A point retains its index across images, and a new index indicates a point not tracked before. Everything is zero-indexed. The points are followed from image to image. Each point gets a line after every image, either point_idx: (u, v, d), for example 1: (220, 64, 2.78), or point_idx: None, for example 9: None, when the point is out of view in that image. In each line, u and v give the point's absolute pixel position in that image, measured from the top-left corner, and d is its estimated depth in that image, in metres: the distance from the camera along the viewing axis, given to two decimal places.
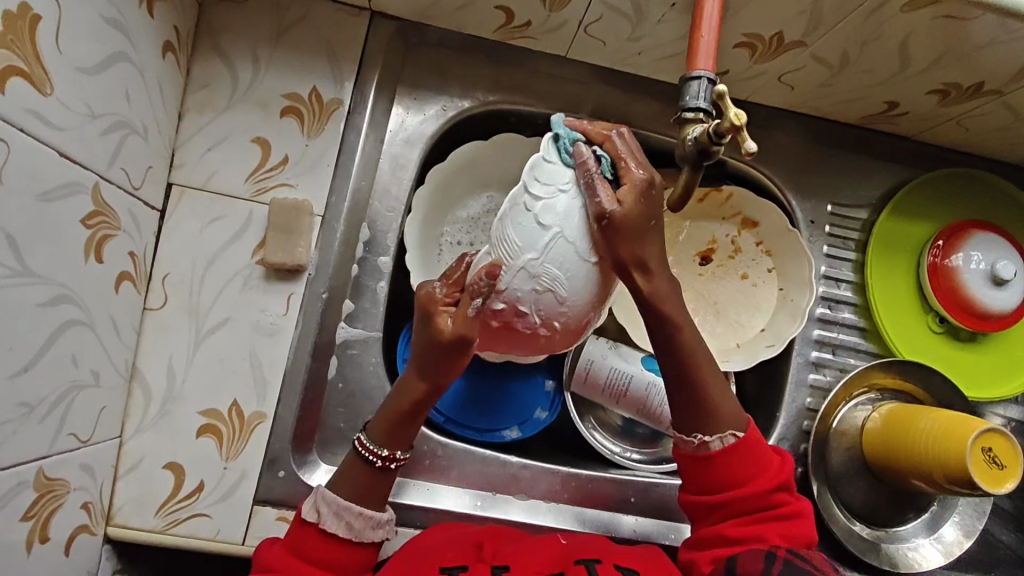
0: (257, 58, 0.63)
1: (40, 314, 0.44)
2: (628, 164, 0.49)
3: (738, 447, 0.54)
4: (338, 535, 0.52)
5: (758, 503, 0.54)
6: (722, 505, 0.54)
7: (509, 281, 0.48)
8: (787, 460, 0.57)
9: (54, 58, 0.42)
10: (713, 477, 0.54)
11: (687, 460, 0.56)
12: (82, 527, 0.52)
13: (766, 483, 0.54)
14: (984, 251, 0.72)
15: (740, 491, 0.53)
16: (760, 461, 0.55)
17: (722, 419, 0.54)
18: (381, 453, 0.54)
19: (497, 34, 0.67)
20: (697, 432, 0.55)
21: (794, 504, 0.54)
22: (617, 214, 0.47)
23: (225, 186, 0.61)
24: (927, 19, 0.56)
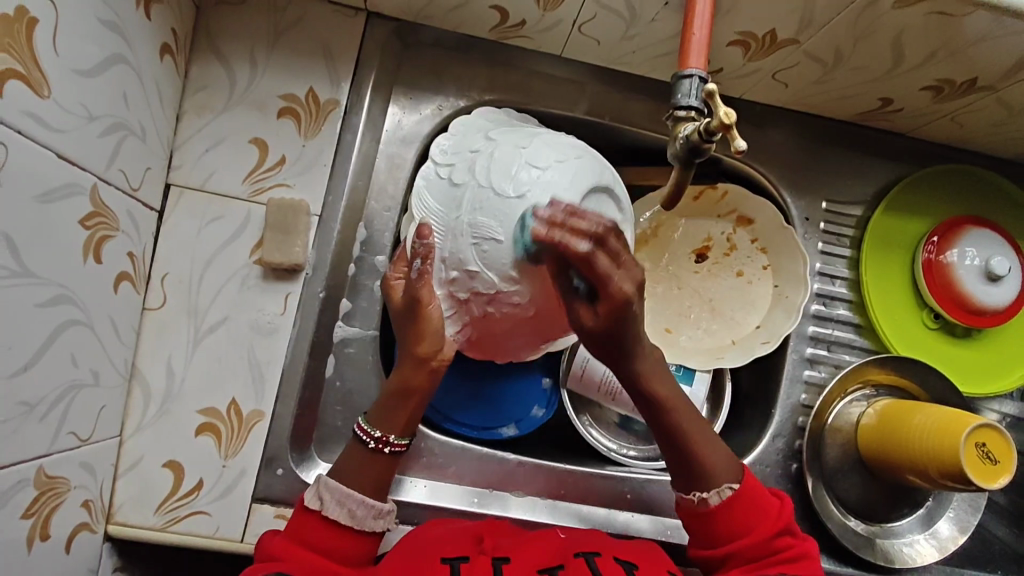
0: (254, 60, 0.63)
1: (40, 313, 0.44)
2: (615, 274, 0.45)
3: (736, 498, 0.56)
4: (340, 522, 0.53)
5: (761, 549, 0.54)
6: (728, 556, 0.55)
7: (446, 245, 0.52)
8: (788, 503, 0.58)
9: (51, 61, 0.43)
10: (716, 531, 0.56)
11: (689, 520, 0.58)
12: (83, 524, 0.53)
13: (768, 530, 0.55)
14: (979, 246, 0.72)
15: (742, 541, 0.55)
16: (760, 510, 0.56)
17: (715, 475, 0.56)
18: (374, 433, 0.55)
19: (493, 34, 0.67)
20: (695, 490, 0.57)
21: (796, 546, 0.55)
22: (623, 306, 0.46)
23: (223, 186, 0.61)
24: (921, 16, 0.56)
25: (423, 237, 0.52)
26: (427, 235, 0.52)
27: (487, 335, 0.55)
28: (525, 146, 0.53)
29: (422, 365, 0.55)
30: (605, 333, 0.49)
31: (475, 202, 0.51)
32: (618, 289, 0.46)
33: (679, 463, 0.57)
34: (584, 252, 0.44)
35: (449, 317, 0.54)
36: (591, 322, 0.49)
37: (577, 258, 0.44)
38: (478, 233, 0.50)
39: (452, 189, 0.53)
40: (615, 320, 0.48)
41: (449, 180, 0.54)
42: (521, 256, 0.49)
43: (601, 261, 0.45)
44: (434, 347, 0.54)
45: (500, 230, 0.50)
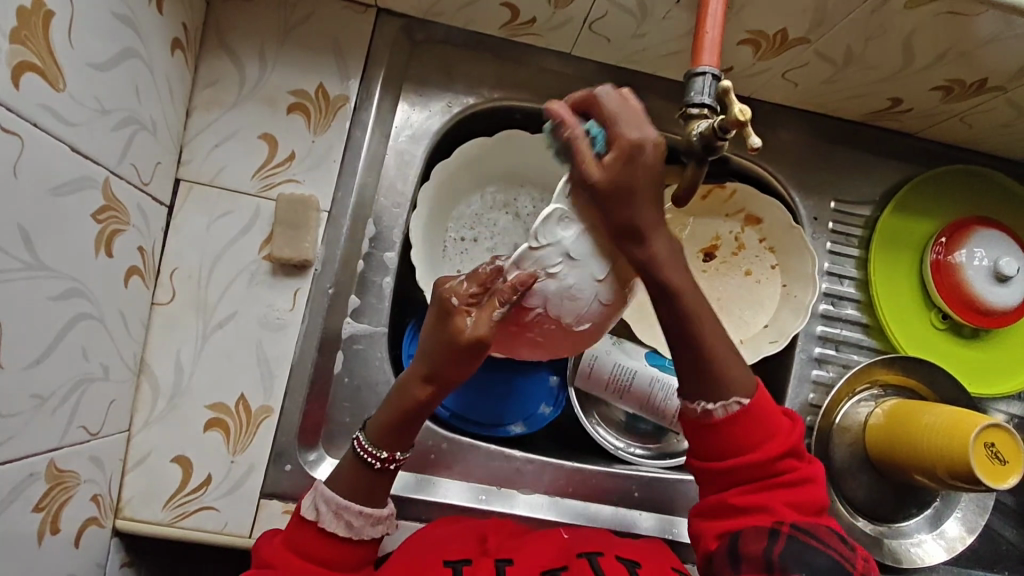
0: (264, 55, 0.63)
1: (53, 307, 0.44)
2: (618, 120, 0.45)
3: (741, 415, 0.53)
4: (337, 535, 0.53)
5: (766, 469, 0.53)
6: (727, 470, 0.54)
7: (538, 298, 0.46)
8: (798, 425, 0.57)
9: (66, 54, 0.43)
10: (720, 442, 0.54)
11: (692, 427, 0.55)
12: (92, 519, 0.53)
13: (775, 450, 0.53)
14: (988, 247, 0.72)
15: (746, 458, 0.53)
16: (768, 428, 0.54)
17: (728, 385, 0.53)
18: (378, 454, 0.54)
19: (503, 31, 0.67)
20: (700, 400, 0.53)
21: (802, 470, 0.54)
22: (631, 153, 0.45)
23: (232, 182, 0.61)
24: (931, 16, 0.56)
25: (523, 282, 0.45)
26: (524, 279, 0.45)
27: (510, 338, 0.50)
28: None
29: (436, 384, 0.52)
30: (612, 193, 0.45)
31: None
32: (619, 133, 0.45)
33: (691, 375, 0.53)
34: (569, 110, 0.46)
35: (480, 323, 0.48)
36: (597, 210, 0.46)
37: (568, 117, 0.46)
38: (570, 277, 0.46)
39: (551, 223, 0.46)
40: (621, 178, 0.45)
41: None
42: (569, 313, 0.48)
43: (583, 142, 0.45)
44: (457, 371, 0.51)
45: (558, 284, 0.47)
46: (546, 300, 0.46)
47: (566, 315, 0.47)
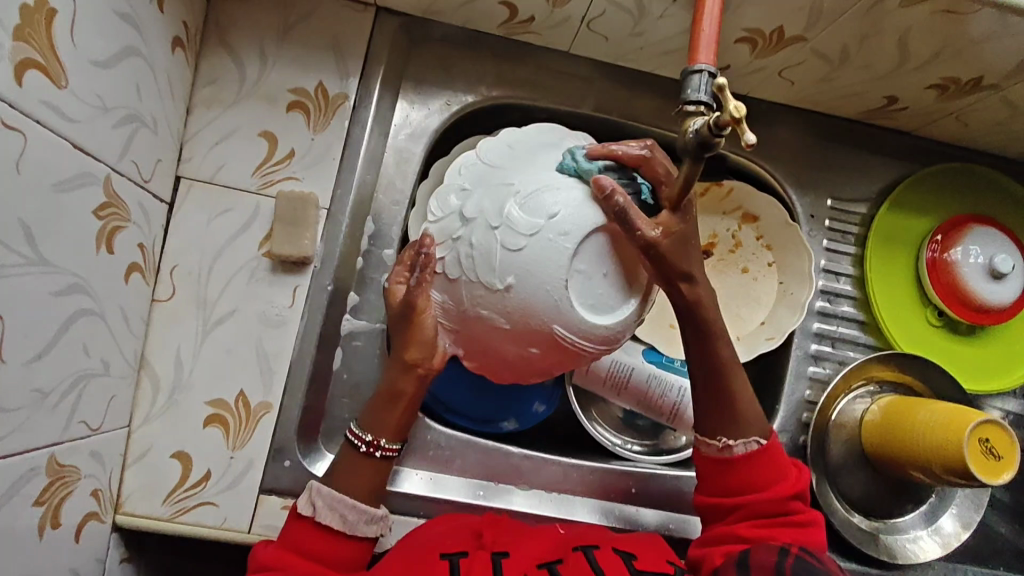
0: (264, 54, 0.63)
1: (54, 302, 0.45)
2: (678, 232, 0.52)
3: (759, 453, 0.57)
4: (333, 528, 0.53)
5: (777, 507, 0.56)
6: (738, 506, 0.57)
7: (453, 266, 0.51)
8: (805, 472, 0.60)
9: (69, 52, 0.43)
10: (735, 478, 0.57)
11: (708, 463, 0.58)
12: (92, 513, 0.53)
13: (786, 490, 0.57)
14: (983, 244, 0.73)
15: (759, 494, 0.56)
16: (781, 468, 0.58)
17: (747, 427, 0.57)
18: (365, 437, 0.56)
19: (501, 29, 0.68)
20: (722, 435, 0.57)
21: (806, 512, 0.57)
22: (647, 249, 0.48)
23: (232, 179, 0.62)
24: (927, 14, 0.57)
25: (426, 247, 0.52)
26: (429, 245, 0.52)
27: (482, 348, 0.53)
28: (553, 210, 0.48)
29: (410, 371, 0.56)
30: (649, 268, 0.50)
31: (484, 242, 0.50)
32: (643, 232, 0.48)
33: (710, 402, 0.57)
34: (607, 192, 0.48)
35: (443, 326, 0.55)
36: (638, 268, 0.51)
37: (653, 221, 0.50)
38: (470, 239, 0.50)
39: (454, 197, 0.53)
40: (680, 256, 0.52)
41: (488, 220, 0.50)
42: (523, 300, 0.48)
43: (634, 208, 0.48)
44: (424, 354, 0.55)
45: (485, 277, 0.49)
46: (449, 254, 0.51)
47: (479, 274, 0.49)
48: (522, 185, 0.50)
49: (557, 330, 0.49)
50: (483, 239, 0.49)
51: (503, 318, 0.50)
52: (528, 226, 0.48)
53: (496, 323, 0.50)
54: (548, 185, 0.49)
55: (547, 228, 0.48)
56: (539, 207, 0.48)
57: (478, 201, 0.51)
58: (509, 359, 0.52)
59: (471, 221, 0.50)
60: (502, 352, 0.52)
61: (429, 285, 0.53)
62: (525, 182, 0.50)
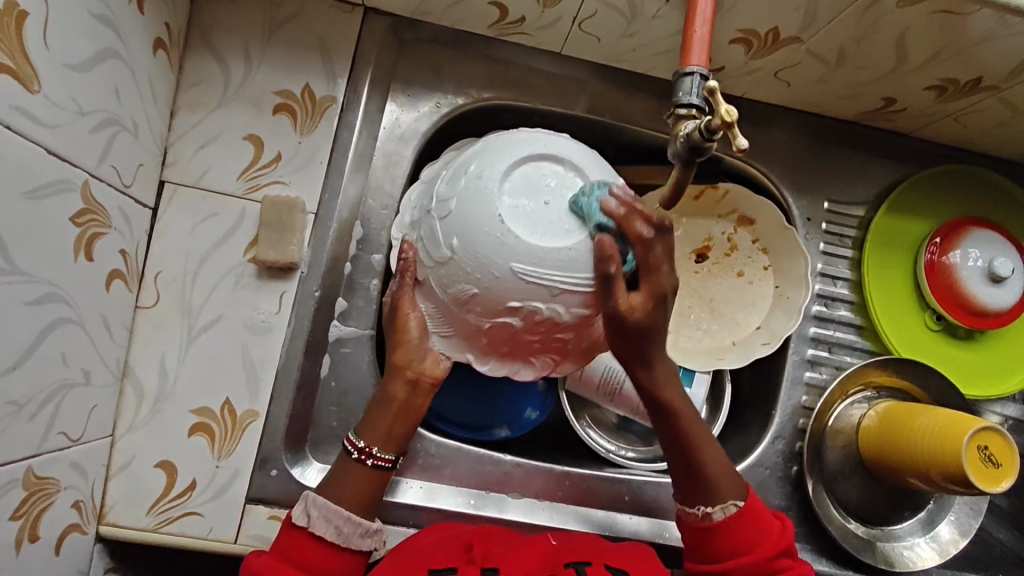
0: (249, 56, 0.62)
1: (29, 311, 0.43)
2: (666, 265, 0.49)
3: (739, 516, 0.55)
4: (327, 539, 0.52)
5: (763, 570, 0.54)
6: (725, 574, 0.54)
7: (421, 269, 0.53)
8: (788, 524, 0.58)
9: (41, 55, 0.42)
10: (719, 545, 0.55)
11: (690, 531, 0.57)
12: (74, 525, 0.52)
13: (771, 548, 0.54)
14: (982, 248, 0.72)
15: (746, 558, 0.54)
16: (763, 526, 0.55)
17: (719, 491, 0.56)
18: (358, 443, 0.55)
19: (491, 30, 0.67)
20: (699, 504, 0.56)
21: (796, 570, 0.55)
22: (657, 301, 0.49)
23: (217, 184, 0.61)
24: (924, 14, 0.56)
25: (403, 252, 0.54)
26: (408, 248, 0.54)
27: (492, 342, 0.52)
28: (482, 172, 0.49)
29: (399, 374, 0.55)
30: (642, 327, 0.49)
31: (429, 227, 0.52)
32: (658, 279, 0.49)
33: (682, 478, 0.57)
34: (644, 236, 0.47)
35: (433, 329, 0.55)
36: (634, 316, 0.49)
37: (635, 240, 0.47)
38: (422, 232, 0.53)
39: (410, 216, 0.57)
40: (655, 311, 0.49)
41: (430, 209, 0.53)
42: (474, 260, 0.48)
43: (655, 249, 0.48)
44: (411, 356, 0.55)
45: (442, 250, 0.50)
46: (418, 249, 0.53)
47: (432, 255, 0.51)
48: (449, 169, 0.54)
49: (517, 267, 0.47)
50: (428, 225, 0.52)
51: (466, 283, 0.49)
52: (451, 191, 0.51)
53: (466, 292, 0.49)
54: (465, 157, 0.53)
55: (467, 183, 0.50)
56: (460, 173, 0.51)
57: (423, 200, 0.55)
58: (504, 332, 0.50)
59: (418, 220, 0.54)
60: (494, 327, 0.50)
61: (411, 290, 0.54)
62: (450, 167, 0.54)
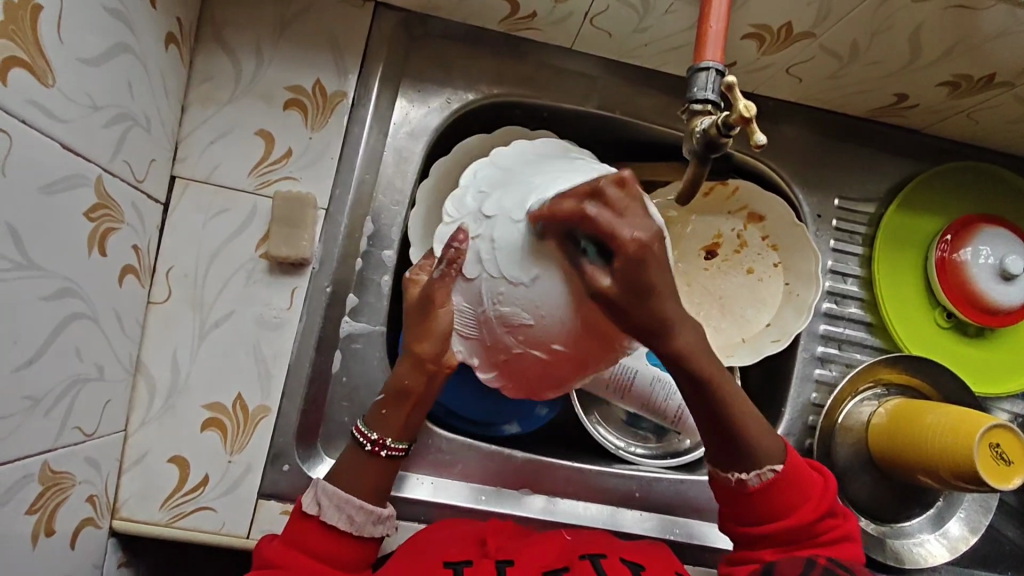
0: (260, 51, 0.62)
1: (45, 306, 0.43)
2: (622, 222, 0.41)
3: (776, 481, 0.55)
4: (338, 527, 0.53)
5: (803, 532, 0.55)
6: (764, 536, 0.55)
7: (473, 266, 0.49)
8: (829, 480, 0.58)
9: (56, 50, 0.42)
10: (760, 509, 0.55)
11: (725, 494, 0.57)
12: (88, 519, 0.52)
13: (813, 510, 0.55)
14: (993, 245, 0.71)
15: (786, 520, 0.55)
16: (805, 489, 0.56)
17: (757, 458, 0.54)
18: (371, 435, 0.55)
19: (502, 26, 0.66)
20: (734, 469, 0.55)
21: (841, 527, 0.56)
22: (639, 258, 0.41)
23: (228, 179, 0.61)
24: (938, 10, 0.55)
25: (458, 241, 0.50)
26: (463, 239, 0.50)
27: (500, 359, 0.51)
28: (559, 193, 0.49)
29: (415, 367, 0.55)
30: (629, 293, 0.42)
31: (496, 231, 0.48)
32: (630, 237, 0.41)
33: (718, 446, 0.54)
34: (578, 209, 0.42)
35: (460, 333, 0.53)
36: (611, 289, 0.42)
37: (577, 218, 0.42)
38: (492, 234, 0.48)
39: (471, 197, 0.52)
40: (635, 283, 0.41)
41: (499, 211, 0.48)
42: (549, 293, 0.46)
43: (602, 215, 0.41)
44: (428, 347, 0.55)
45: (520, 269, 0.46)
46: (489, 245, 0.48)
47: (502, 267, 0.47)
48: (553, 181, 0.47)
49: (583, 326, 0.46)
50: (502, 230, 0.48)
51: (525, 313, 0.47)
52: (553, 220, 0.45)
53: (519, 320, 0.47)
54: (574, 181, 0.47)
55: None
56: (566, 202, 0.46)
57: (475, 199, 0.52)
58: (529, 364, 0.49)
59: (493, 218, 0.48)
60: (525, 355, 0.49)
61: (453, 281, 0.51)
62: (556, 180, 0.47)
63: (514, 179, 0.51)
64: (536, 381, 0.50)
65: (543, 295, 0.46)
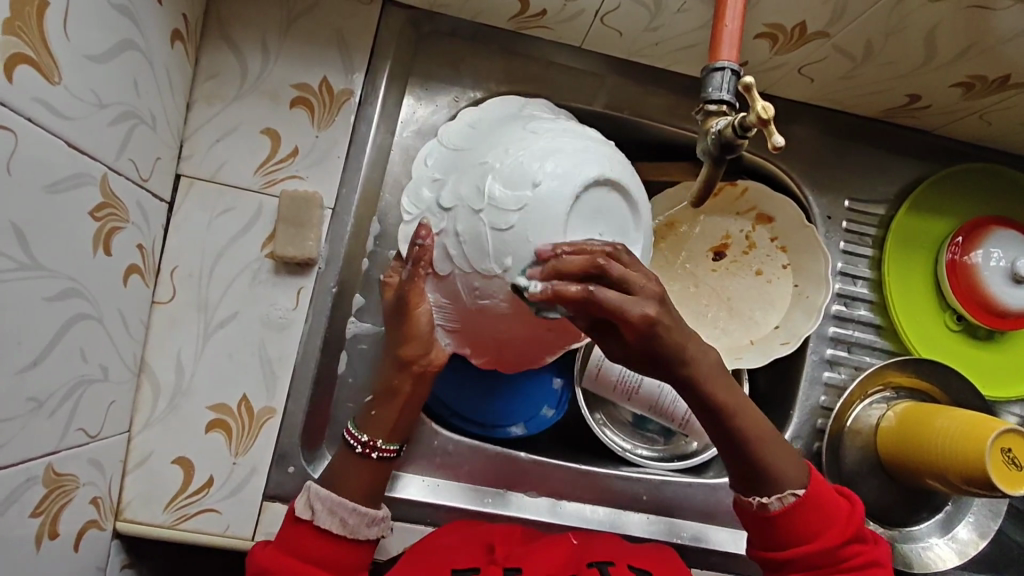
0: (266, 48, 0.61)
1: (49, 307, 0.43)
2: (639, 286, 0.44)
3: (798, 506, 0.54)
4: (331, 531, 0.52)
5: (829, 558, 0.54)
6: (792, 560, 0.54)
7: (443, 261, 0.51)
8: (857, 505, 0.57)
9: (62, 46, 0.41)
10: (784, 533, 0.55)
11: (748, 519, 0.57)
12: (92, 521, 0.52)
13: (838, 534, 0.54)
14: (1005, 248, 0.71)
15: (813, 545, 0.54)
16: (829, 513, 0.55)
17: (782, 483, 0.54)
18: (361, 437, 0.55)
19: (511, 23, 0.66)
20: (756, 494, 0.55)
21: (866, 553, 0.55)
22: (648, 330, 0.44)
23: (234, 178, 0.60)
24: (954, 10, 0.55)
25: (421, 238, 0.51)
26: (427, 235, 0.51)
27: (476, 337, 0.54)
28: (539, 180, 0.48)
29: (420, 368, 0.55)
30: (641, 349, 0.47)
31: (465, 224, 0.50)
32: (638, 313, 0.44)
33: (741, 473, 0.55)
34: (584, 293, 0.43)
35: (438, 322, 0.54)
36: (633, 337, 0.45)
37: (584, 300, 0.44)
38: (455, 229, 0.50)
39: (427, 189, 0.54)
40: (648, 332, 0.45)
41: (470, 205, 0.50)
42: (521, 279, 0.48)
43: (611, 294, 0.43)
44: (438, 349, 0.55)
45: (495, 262, 0.48)
46: (456, 243, 0.50)
47: (472, 262, 0.49)
48: (501, 162, 0.50)
49: (564, 304, 0.49)
50: (468, 225, 0.49)
51: (507, 302, 0.50)
52: (514, 201, 0.48)
53: (501, 309, 0.50)
54: (525, 152, 0.50)
55: (531, 197, 0.48)
56: (524, 179, 0.48)
57: (455, 186, 0.52)
58: (516, 340, 0.53)
59: (453, 210, 0.51)
60: (510, 335, 0.52)
61: (423, 280, 0.53)
62: (503, 158, 0.50)
63: (496, 163, 0.50)
64: (514, 347, 0.54)
65: (519, 283, 0.48)
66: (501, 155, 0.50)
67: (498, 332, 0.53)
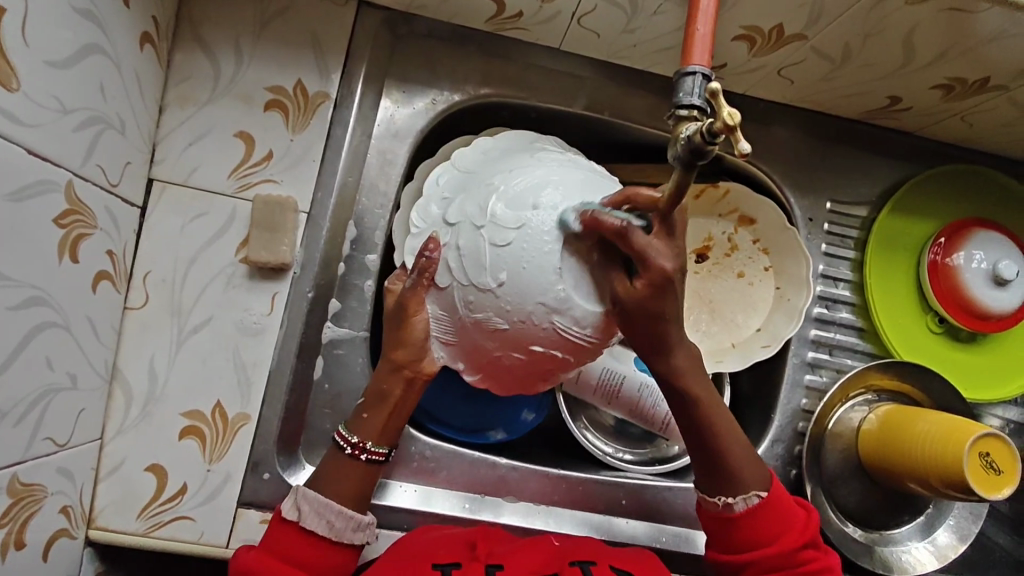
0: (240, 50, 0.61)
1: (11, 317, 0.42)
2: (655, 248, 0.44)
3: (760, 508, 0.55)
4: (318, 533, 0.51)
5: (783, 562, 0.54)
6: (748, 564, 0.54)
7: (444, 275, 0.51)
8: (813, 514, 0.57)
9: (21, 53, 0.40)
10: (742, 538, 0.55)
11: (709, 519, 0.56)
12: (62, 530, 0.51)
13: (794, 539, 0.54)
14: (987, 250, 0.70)
15: (768, 549, 0.54)
16: (786, 518, 0.55)
17: (745, 482, 0.54)
18: (351, 438, 0.54)
19: (489, 25, 0.65)
20: (721, 494, 0.55)
21: (820, 560, 0.54)
22: (662, 285, 0.44)
23: (207, 182, 0.59)
24: (932, 13, 0.54)
25: (429, 250, 0.51)
26: (433, 248, 0.51)
27: (478, 359, 0.52)
28: (539, 204, 0.48)
29: (395, 373, 0.55)
30: (643, 312, 0.46)
31: (469, 241, 0.50)
32: (657, 265, 0.44)
33: (709, 469, 0.55)
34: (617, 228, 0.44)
35: (437, 338, 0.54)
36: (628, 296, 0.46)
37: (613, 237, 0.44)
38: (458, 243, 0.50)
39: (436, 206, 0.55)
40: (649, 303, 0.45)
41: (473, 222, 0.50)
42: (517, 293, 0.47)
43: (638, 236, 0.44)
44: (409, 355, 0.54)
45: (494, 276, 0.48)
46: (458, 256, 0.50)
47: (471, 276, 0.49)
48: (507, 184, 0.50)
49: (559, 324, 0.47)
50: (470, 240, 0.49)
51: (501, 318, 0.48)
52: (513, 219, 0.48)
53: (496, 325, 0.49)
54: (531, 179, 0.50)
55: (533, 216, 0.47)
56: (525, 202, 0.48)
57: (461, 206, 0.52)
58: (512, 365, 0.51)
59: (457, 225, 0.51)
60: (505, 358, 0.50)
61: (424, 291, 0.52)
62: (508, 181, 0.50)
63: (502, 186, 0.50)
64: (515, 377, 0.52)
65: (515, 296, 0.48)
66: (508, 180, 0.50)
67: (499, 356, 0.51)
